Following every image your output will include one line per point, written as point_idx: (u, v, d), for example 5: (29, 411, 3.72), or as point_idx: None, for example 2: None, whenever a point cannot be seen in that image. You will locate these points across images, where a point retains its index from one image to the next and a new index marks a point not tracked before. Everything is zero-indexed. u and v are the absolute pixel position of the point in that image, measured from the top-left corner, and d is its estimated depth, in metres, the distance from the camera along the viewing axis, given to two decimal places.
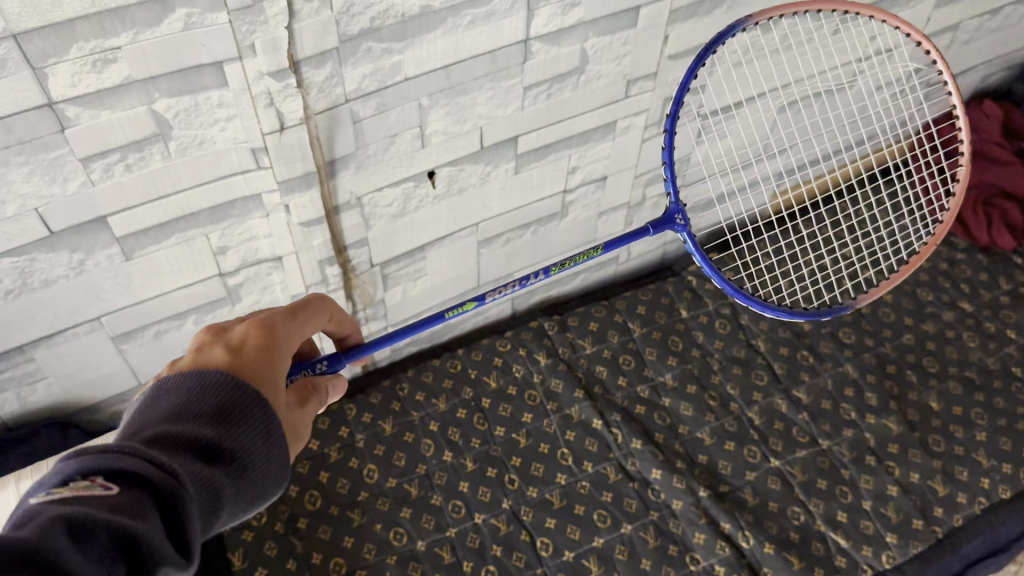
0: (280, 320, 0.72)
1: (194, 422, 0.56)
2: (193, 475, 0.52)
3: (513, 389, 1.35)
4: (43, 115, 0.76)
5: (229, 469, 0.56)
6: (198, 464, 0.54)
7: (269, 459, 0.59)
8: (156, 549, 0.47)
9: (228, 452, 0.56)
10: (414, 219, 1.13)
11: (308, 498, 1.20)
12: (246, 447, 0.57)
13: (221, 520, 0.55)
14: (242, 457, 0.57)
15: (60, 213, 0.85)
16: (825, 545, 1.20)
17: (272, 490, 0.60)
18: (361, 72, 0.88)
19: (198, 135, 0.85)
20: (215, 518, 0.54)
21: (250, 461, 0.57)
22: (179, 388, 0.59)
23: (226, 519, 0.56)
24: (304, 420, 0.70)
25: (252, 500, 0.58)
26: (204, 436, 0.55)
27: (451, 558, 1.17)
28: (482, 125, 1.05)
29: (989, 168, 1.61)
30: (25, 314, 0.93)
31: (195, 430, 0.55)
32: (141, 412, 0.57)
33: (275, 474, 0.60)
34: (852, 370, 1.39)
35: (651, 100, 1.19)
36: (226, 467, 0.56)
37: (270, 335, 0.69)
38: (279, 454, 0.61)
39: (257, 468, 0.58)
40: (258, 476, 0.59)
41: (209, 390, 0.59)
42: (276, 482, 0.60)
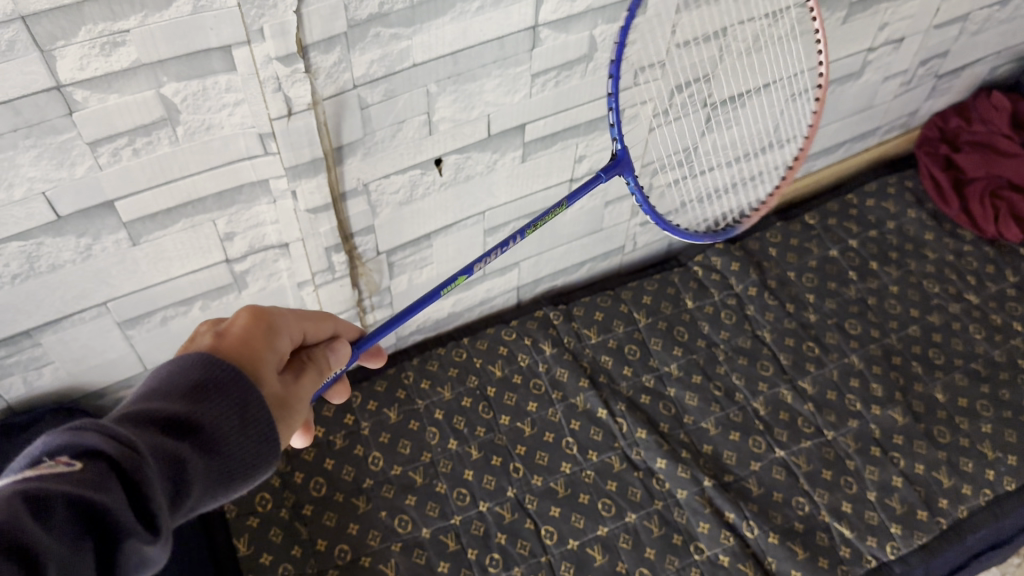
0: (274, 308, 0.71)
1: (166, 403, 0.55)
2: (160, 451, 0.51)
3: (518, 378, 1.35)
4: (51, 98, 0.76)
5: (201, 443, 0.54)
6: (165, 436, 0.52)
7: (245, 440, 0.57)
8: (126, 517, 0.45)
9: (198, 425, 0.55)
10: (421, 207, 1.13)
11: (313, 485, 1.21)
12: (218, 420, 0.56)
13: (197, 498, 0.53)
14: (215, 429, 0.55)
15: (67, 197, 0.85)
16: (829, 535, 1.20)
17: (255, 469, 0.58)
18: (370, 57, 0.88)
19: (206, 119, 0.85)
20: (189, 498, 0.52)
21: (224, 434, 0.56)
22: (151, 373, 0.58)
23: (203, 501, 0.54)
24: (299, 400, 0.68)
25: (229, 482, 0.56)
26: (172, 410, 0.54)
27: (455, 545, 1.17)
28: (489, 112, 1.05)
29: (998, 159, 1.58)
30: (32, 299, 0.93)
31: (162, 406, 0.54)
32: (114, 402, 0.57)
33: (256, 451, 0.58)
34: (857, 361, 1.39)
35: (659, 89, 1.19)
36: (197, 440, 0.54)
37: (261, 319, 0.68)
38: (258, 434, 0.59)
39: (233, 443, 0.56)
40: (235, 452, 0.57)
41: (184, 372, 0.58)
42: (258, 461, 0.58)
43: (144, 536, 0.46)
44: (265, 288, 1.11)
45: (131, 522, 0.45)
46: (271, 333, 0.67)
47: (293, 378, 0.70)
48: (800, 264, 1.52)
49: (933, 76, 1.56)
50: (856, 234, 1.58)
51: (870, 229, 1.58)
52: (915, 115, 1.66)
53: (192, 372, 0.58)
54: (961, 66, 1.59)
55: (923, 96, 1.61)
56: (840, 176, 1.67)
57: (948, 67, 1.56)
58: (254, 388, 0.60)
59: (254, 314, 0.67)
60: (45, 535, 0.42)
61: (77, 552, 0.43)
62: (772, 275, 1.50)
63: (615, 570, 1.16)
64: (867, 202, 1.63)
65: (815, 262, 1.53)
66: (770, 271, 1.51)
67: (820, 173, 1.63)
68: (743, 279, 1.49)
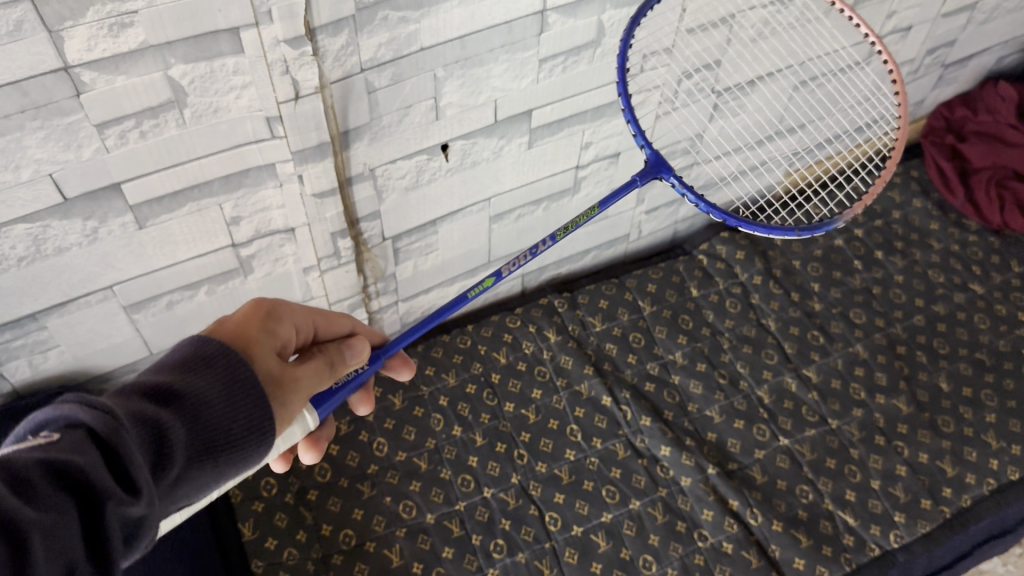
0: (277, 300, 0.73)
1: (150, 377, 0.57)
2: (142, 415, 0.52)
3: (523, 365, 1.35)
4: (59, 79, 0.75)
5: (186, 412, 0.56)
6: (146, 403, 0.54)
7: (233, 411, 0.59)
8: (101, 476, 0.47)
9: (181, 396, 0.56)
10: (427, 193, 1.13)
11: (318, 470, 1.21)
12: (202, 390, 0.58)
13: (186, 465, 0.54)
14: (198, 399, 0.57)
15: (75, 179, 0.84)
16: (833, 523, 1.21)
17: (247, 440, 0.59)
18: (377, 41, 0.88)
19: (213, 102, 0.85)
20: (175, 461, 0.53)
21: (209, 404, 0.57)
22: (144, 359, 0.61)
23: (190, 468, 0.55)
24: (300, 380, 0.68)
25: (218, 452, 0.57)
26: (155, 383, 0.56)
27: (459, 531, 1.17)
28: (496, 98, 1.04)
29: (1004, 150, 1.57)
30: (38, 282, 0.93)
31: (146, 380, 0.56)
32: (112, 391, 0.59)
33: (246, 421, 0.59)
34: (862, 351, 1.39)
35: (665, 75, 1.18)
36: (181, 409, 0.56)
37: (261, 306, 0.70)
38: (246, 407, 0.60)
39: (219, 412, 0.58)
40: (224, 423, 0.58)
41: (172, 352, 0.60)
42: (250, 431, 0.60)
43: (123, 497, 0.48)
44: (271, 273, 1.11)
45: (107, 482, 0.47)
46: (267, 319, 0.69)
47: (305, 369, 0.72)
48: (805, 253, 1.52)
49: (941, 65, 1.55)
50: (862, 224, 1.58)
51: (876, 219, 1.58)
52: (921, 104, 1.66)
53: (179, 352, 0.60)
54: (968, 55, 1.58)
55: (929, 85, 1.60)
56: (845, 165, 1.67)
57: (955, 56, 1.56)
58: (241, 362, 0.61)
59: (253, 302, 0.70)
60: (24, 502, 0.44)
61: (55, 515, 0.44)
62: (777, 264, 1.50)
63: (619, 556, 1.17)
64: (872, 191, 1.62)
65: (820, 251, 1.52)
66: (775, 260, 1.51)
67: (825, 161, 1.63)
68: (747, 268, 1.48)
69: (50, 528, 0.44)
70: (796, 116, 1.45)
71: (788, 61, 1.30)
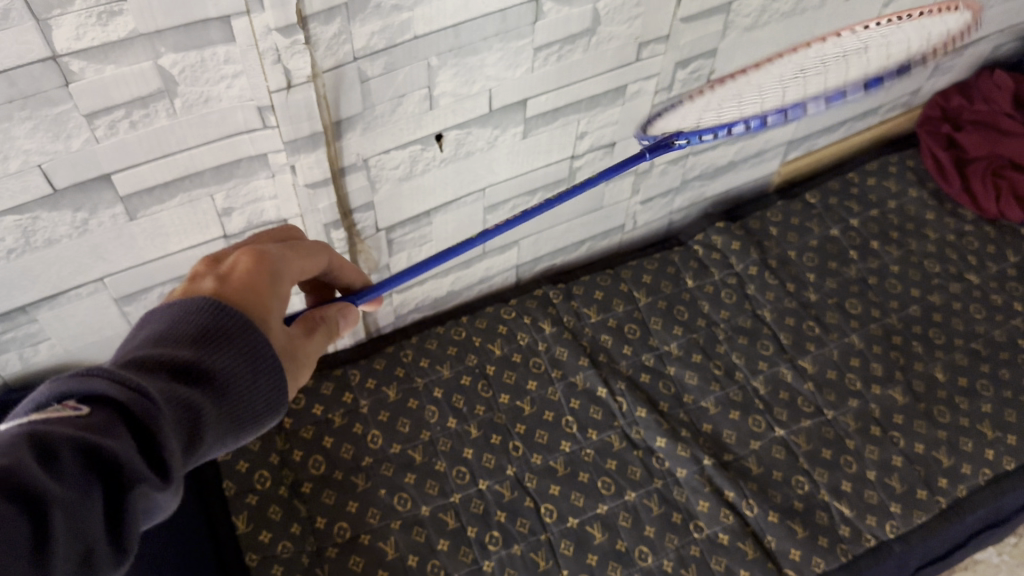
0: (276, 250, 0.71)
1: (176, 346, 0.56)
2: (173, 398, 0.52)
3: (518, 356, 1.34)
4: (47, 69, 0.74)
5: (213, 388, 0.56)
6: (177, 383, 0.54)
7: (256, 383, 0.59)
8: (134, 463, 0.48)
9: (210, 372, 0.56)
10: (421, 183, 1.12)
11: (312, 463, 1.20)
12: (229, 364, 0.57)
13: (211, 442, 0.55)
14: (226, 375, 0.57)
15: (64, 170, 0.83)
16: (829, 514, 1.20)
17: (265, 411, 0.60)
18: (370, 29, 0.87)
19: (204, 92, 0.84)
20: (201, 441, 0.54)
21: (234, 380, 0.57)
22: (161, 315, 0.59)
23: (214, 443, 0.56)
24: (303, 352, 0.69)
25: (239, 424, 0.58)
26: (183, 355, 0.56)
27: (455, 523, 1.17)
28: (491, 87, 1.04)
29: (1000, 140, 1.57)
30: (28, 274, 0.92)
31: (172, 351, 0.56)
32: (127, 343, 0.58)
33: (265, 397, 0.60)
34: (858, 341, 1.39)
35: (661, 64, 1.17)
36: (209, 387, 0.56)
37: (263, 262, 0.68)
38: (268, 379, 0.60)
39: (243, 387, 0.58)
40: (246, 397, 0.58)
41: (193, 314, 0.59)
42: (267, 404, 0.60)
43: (153, 482, 0.49)
44: None
45: (141, 467, 0.48)
46: (272, 277, 0.67)
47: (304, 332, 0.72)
48: (800, 244, 1.52)
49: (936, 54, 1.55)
50: (857, 213, 1.57)
51: (872, 208, 1.58)
52: (917, 94, 1.65)
53: (204, 316, 0.59)
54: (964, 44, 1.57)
55: (925, 74, 1.59)
56: (841, 154, 1.66)
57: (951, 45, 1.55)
58: (262, 335, 0.61)
59: (257, 257, 0.68)
60: (54, 480, 0.45)
61: (84, 496, 0.46)
62: (773, 255, 1.50)
63: (615, 548, 1.16)
64: (868, 180, 1.62)
65: (815, 242, 1.52)
66: (770, 250, 1.50)
67: (822, 151, 1.62)
68: (743, 259, 1.48)
69: (77, 508, 0.45)
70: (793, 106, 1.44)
71: (785, 49, 1.30)
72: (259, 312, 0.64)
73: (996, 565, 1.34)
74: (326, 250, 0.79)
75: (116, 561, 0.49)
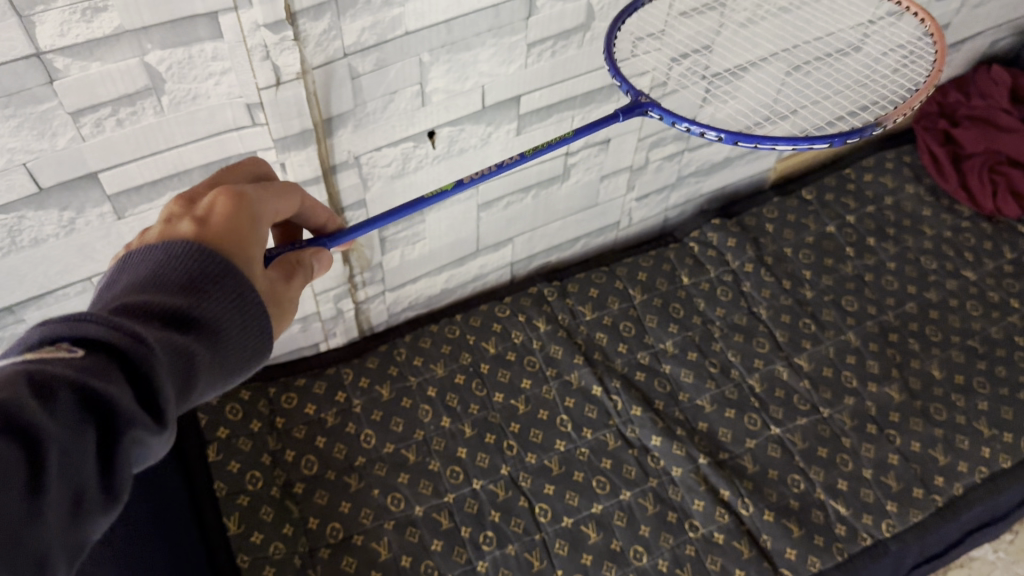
0: (252, 191, 0.66)
1: (165, 293, 0.54)
2: (167, 343, 0.50)
3: (512, 355, 1.33)
4: (31, 66, 0.73)
5: (204, 334, 0.54)
6: (168, 329, 0.52)
7: (246, 330, 0.57)
8: (129, 407, 0.46)
9: (201, 318, 0.54)
10: (414, 180, 1.10)
11: (305, 463, 1.19)
12: (220, 310, 0.55)
13: (202, 389, 0.53)
14: (217, 321, 0.55)
15: (49, 168, 0.82)
16: (825, 512, 1.20)
17: (255, 359, 0.58)
18: (361, 25, 0.85)
19: (191, 89, 0.83)
20: (194, 387, 0.52)
21: (225, 327, 0.55)
22: (142, 262, 0.57)
23: (205, 390, 0.54)
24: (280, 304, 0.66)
25: (230, 371, 0.56)
26: (173, 301, 0.53)
27: (448, 523, 1.16)
28: (483, 83, 1.02)
29: (997, 135, 1.56)
30: (14, 274, 0.91)
31: (160, 297, 0.53)
32: (104, 293, 0.56)
33: (255, 344, 0.58)
34: (854, 338, 1.38)
35: (656, 60, 1.16)
36: (201, 332, 0.53)
37: (241, 204, 0.63)
38: (257, 327, 0.58)
39: (234, 334, 0.56)
40: (236, 344, 0.56)
41: (178, 261, 0.56)
42: (256, 351, 0.58)
43: (149, 426, 0.47)
44: None
45: (135, 411, 0.46)
46: (253, 220, 0.64)
47: (282, 277, 0.70)
48: (796, 240, 1.51)
49: None
50: (854, 210, 1.56)
51: (868, 205, 1.57)
52: None
53: (189, 263, 0.56)
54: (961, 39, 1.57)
55: None
56: (838, 150, 1.65)
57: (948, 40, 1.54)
58: (250, 283, 0.58)
59: (234, 199, 0.63)
60: (50, 419, 0.43)
61: (78, 439, 0.44)
62: (769, 251, 1.49)
63: (610, 547, 1.16)
64: (864, 176, 1.61)
65: (812, 238, 1.51)
66: (766, 247, 1.49)
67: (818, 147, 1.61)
68: (739, 256, 1.47)
69: (68, 446, 0.43)
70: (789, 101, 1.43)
71: (781, 45, 1.29)
72: (243, 256, 0.60)
73: (992, 562, 1.33)
74: (300, 190, 0.74)
75: (108, 510, 0.46)
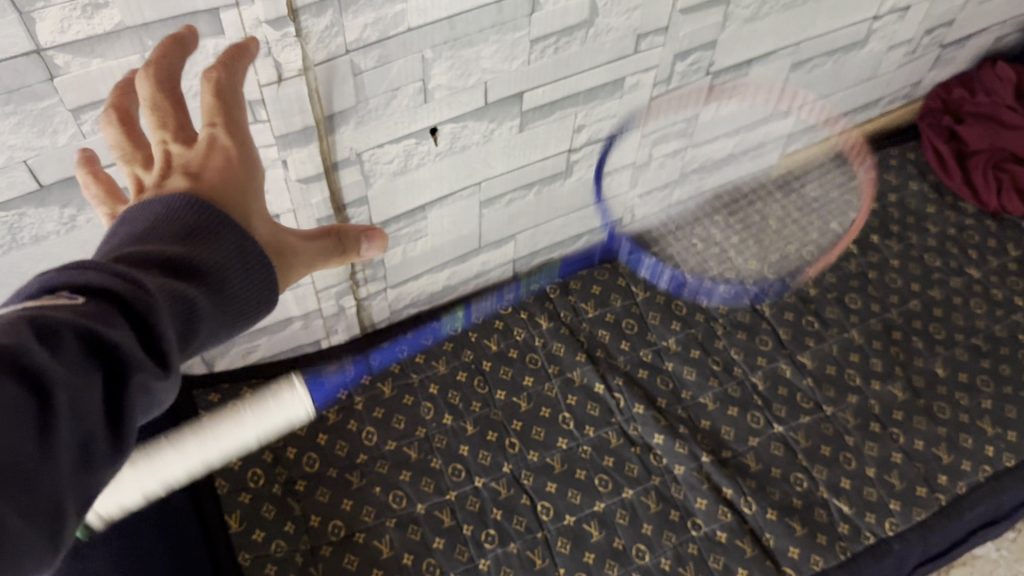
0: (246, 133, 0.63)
1: (163, 243, 0.52)
2: (169, 289, 0.49)
3: (514, 352, 1.33)
4: (31, 62, 0.72)
5: (205, 282, 0.52)
6: (169, 276, 0.50)
7: (246, 280, 0.56)
8: (134, 351, 0.44)
9: (201, 267, 0.52)
10: (416, 177, 1.10)
11: (306, 460, 1.19)
12: (219, 260, 0.54)
13: (204, 338, 0.52)
14: (217, 269, 0.53)
15: (50, 166, 0.82)
16: (828, 511, 1.19)
17: (256, 310, 0.57)
18: (363, 21, 0.85)
19: (192, 86, 0.82)
20: (197, 335, 0.50)
21: (224, 276, 0.54)
22: (137, 215, 0.55)
23: (208, 339, 0.53)
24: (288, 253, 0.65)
25: (231, 319, 0.54)
26: (172, 249, 0.52)
27: (450, 521, 1.16)
28: (486, 80, 1.02)
29: (1001, 133, 1.55)
30: (15, 271, 0.90)
31: (159, 247, 0.52)
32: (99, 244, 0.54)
33: (255, 294, 0.56)
34: (858, 336, 1.37)
35: (660, 56, 1.16)
36: (202, 279, 0.52)
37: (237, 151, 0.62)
38: (257, 275, 0.57)
39: (235, 283, 0.55)
40: (237, 293, 0.55)
41: (175, 212, 0.55)
42: (259, 301, 0.57)
43: (155, 371, 0.45)
44: None
45: (140, 354, 0.44)
46: (248, 171, 0.61)
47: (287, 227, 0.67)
48: (800, 238, 1.50)
49: (938, 45, 1.53)
50: None
51: (872, 202, 1.56)
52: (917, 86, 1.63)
53: (185, 213, 0.55)
54: (967, 35, 1.56)
55: (928, 65, 1.57)
56: None
57: (954, 36, 1.54)
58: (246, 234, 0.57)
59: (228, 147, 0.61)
60: (54, 362, 0.41)
61: (83, 381, 0.42)
62: (772, 249, 1.48)
63: (612, 546, 1.15)
64: None
65: (815, 236, 1.50)
66: (770, 244, 1.49)
67: (821, 144, 1.61)
68: (742, 253, 1.46)
69: (77, 390, 0.41)
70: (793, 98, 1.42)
71: (787, 41, 1.28)
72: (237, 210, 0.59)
73: (995, 560, 1.33)
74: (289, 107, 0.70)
75: (114, 460, 0.44)
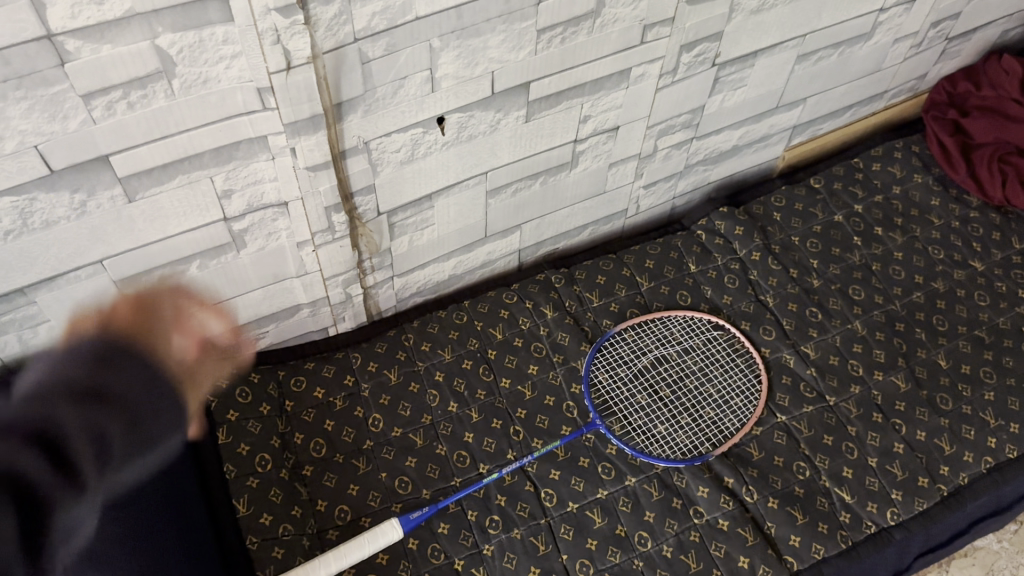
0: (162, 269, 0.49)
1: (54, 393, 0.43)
2: (45, 473, 0.42)
3: (519, 341, 1.33)
4: (42, 48, 0.73)
5: (102, 433, 0.44)
6: (51, 443, 0.42)
7: (163, 408, 0.47)
8: (44, 479, 0.42)
9: (97, 421, 0.44)
10: (422, 167, 1.11)
11: (313, 445, 1.20)
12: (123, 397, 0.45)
13: (115, 473, 0.45)
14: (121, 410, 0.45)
15: (61, 151, 0.82)
16: (830, 500, 1.20)
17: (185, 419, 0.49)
18: (371, 10, 0.86)
19: (202, 72, 0.83)
20: (87, 493, 0.44)
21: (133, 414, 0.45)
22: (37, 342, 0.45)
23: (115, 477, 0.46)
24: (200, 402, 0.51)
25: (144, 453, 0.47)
26: (59, 408, 0.43)
27: (455, 507, 1.17)
28: (493, 69, 1.02)
29: (1008, 126, 1.54)
30: (26, 256, 0.91)
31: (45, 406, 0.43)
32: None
33: (173, 425, 0.48)
34: (861, 328, 1.38)
35: (666, 47, 1.16)
36: (95, 436, 0.44)
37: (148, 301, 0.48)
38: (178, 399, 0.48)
39: (150, 416, 0.46)
40: (153, 426, 0.47)
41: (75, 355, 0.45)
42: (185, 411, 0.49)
43: (66, 502, 0.43)
44: (264, 247, 1.10)
45: (53, 484, 0.42)
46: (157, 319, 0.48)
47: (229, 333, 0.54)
48: (804, 229, 1.50)
49: (943, 38, 1.54)
50: (862, 199, 1.55)
51: (876, 194, 1.56)
52: (922, 78, 1.64)
53: (90, 350, 0.45)
54: (972, 28, 1.56)
55: (932, 59, 1.59)
56: (846, 139, 1.65)
57: (959, 29, 1.54)
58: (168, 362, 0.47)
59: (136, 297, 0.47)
60: None
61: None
62: (776, 240, 1.49)
63: (615, 532, 1.16)
64: (873, 165, 1.60)
65: (819, 227, 1.51)
66: (774, 235, 1.49)
67: (826, 136, 1.62)
68: (746, 243, 1.47)
69: None
70: (799, 90, 1.43)
71: (792, 33, 1.28)
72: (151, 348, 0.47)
73: (996, 551, 1.34)
74: None
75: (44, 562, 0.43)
